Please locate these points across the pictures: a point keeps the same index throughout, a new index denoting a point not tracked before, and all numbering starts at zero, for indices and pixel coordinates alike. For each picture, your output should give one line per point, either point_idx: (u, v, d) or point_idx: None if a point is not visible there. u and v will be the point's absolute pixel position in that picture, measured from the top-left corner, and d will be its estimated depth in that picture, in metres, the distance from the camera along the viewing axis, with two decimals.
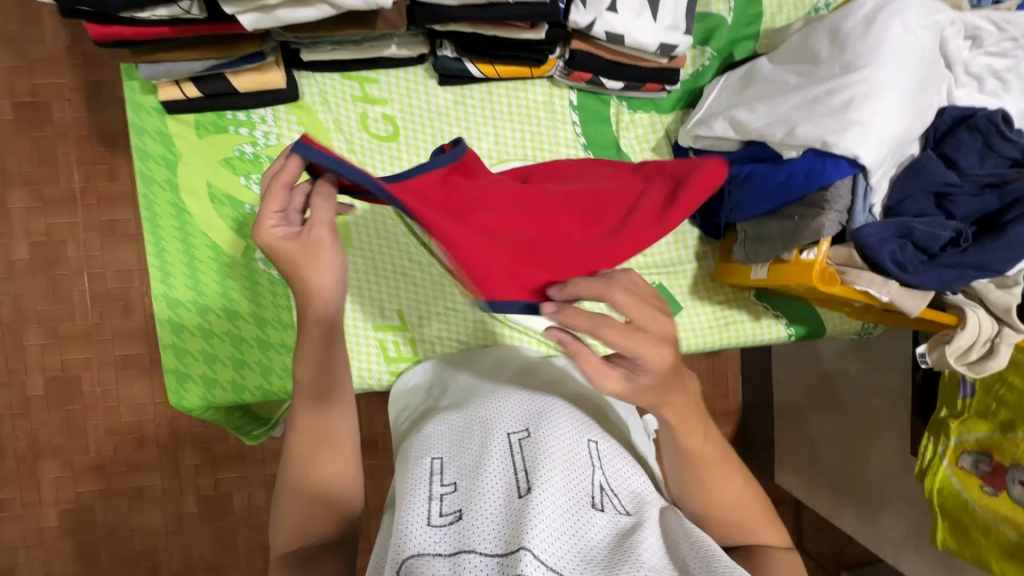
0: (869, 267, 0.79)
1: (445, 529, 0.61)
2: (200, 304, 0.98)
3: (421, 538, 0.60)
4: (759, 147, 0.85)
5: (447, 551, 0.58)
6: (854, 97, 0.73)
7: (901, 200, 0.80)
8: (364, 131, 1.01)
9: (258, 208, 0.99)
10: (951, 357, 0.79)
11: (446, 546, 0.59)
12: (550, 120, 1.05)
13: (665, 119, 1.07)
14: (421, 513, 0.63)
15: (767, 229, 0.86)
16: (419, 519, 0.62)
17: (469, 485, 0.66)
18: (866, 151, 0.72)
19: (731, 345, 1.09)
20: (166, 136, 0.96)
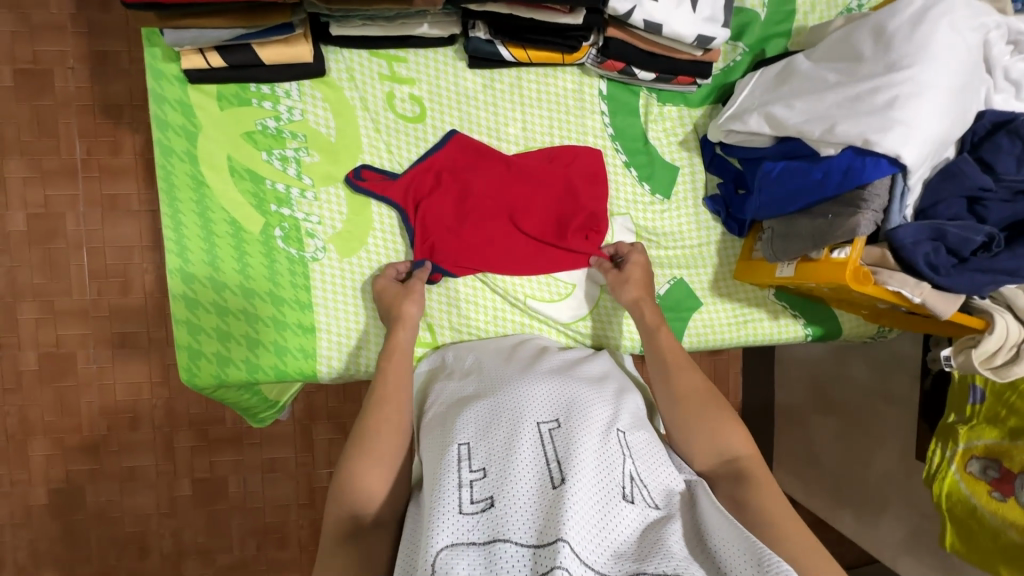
0: (901, 268, 0.79)
1: (477, 517, 0.60)
2: (216, 279, 0.96)
3: (454, 527, 0.59)
4: (794, 144, 0.85)
5: (481, 540, 0.58)
6: (898, 96, 0.73)
7: (934, 203, 0.80)
8: (390, 110, 0.99)
9: (279, 184, 0.97)
10: (977, 361, 0.80)
11: (479, 535, 0.59)
12: (579, 109, 1.04)
13: (693, 113, 1.07)
14: (453, 501, 0.62)
15: (798, 227, 0.85)
16: (451, 507, 0.61)
17: (499, 471, 0.65)
18: (908, 151, 0.72)
19: (749, 343, 1.09)
20: (186, 107, 0.94)
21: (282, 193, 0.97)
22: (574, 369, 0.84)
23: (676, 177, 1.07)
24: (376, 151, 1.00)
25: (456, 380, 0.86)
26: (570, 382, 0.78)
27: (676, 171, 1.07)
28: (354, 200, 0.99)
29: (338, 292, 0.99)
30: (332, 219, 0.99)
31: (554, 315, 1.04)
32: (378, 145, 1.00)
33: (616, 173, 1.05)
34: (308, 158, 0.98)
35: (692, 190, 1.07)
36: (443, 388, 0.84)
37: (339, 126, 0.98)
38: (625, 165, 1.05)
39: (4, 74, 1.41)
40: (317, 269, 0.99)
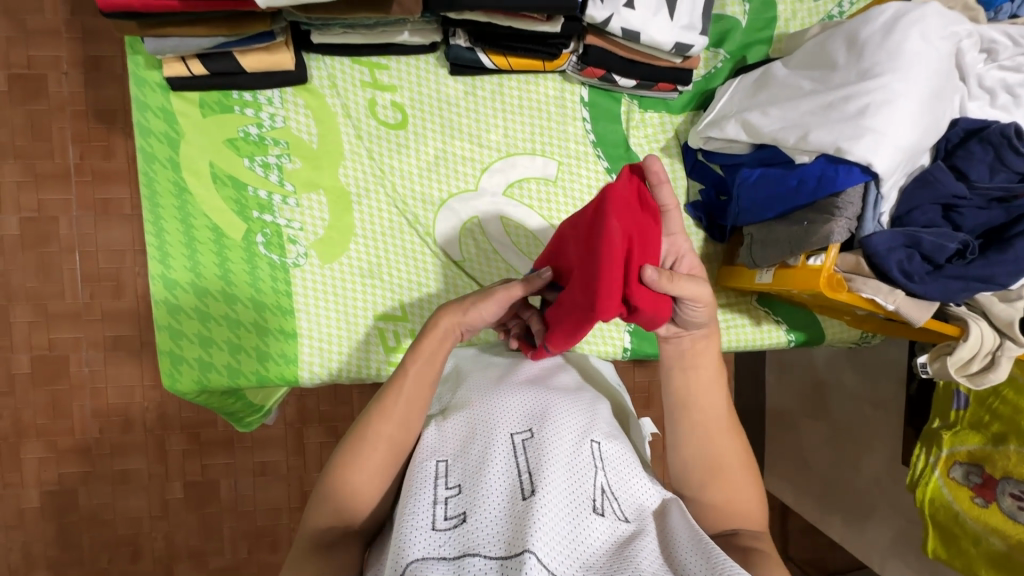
0: (875, 276, 0.79)
1: (449, 533, 0.60)
2: (198, 285, 0.97)
3: (425, 541, 0.59)
4: (770, 151, 0.86)
5: (451, 555, 0.58)
6: (869, 104, 0.73)
7: (909, 210, 0.80)
8: (372, 117, 1.00)
9: (261, 191, 0.98)
10: (952, 368, 0.80)
11: (450, 550, 0.58)
12: (560, 116, 1.04)
13: (675, 120, 1.07)
14: (425, 515, 0.62)
15: (774, 234, 0.86)
16: (423, 523, 0.61)
17: (473, 485, 0.64)
18: (880, 159, 0.72)
19: (732, 348, 1.10)
20: (169, 114, 0.94)
21: (264, 200, 0.98)
22: (551, 377, 0.84)
23: None
24: (358, 158, 1.00)
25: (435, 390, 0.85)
26: (545, 391, 0.78)
27: None
28: (336, 206, 1.00)
29: (320, 298, 1.00)
30: (314, 225, 1.00)
31: None
32: (360, 152, 1.00)
33: (598, 181, 1.06)
34: (290, 165, 0.98)
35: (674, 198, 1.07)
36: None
37: (321, 133, 0.99)
38: (606, 172, 1.06)
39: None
40: (298, 275, 0.99)
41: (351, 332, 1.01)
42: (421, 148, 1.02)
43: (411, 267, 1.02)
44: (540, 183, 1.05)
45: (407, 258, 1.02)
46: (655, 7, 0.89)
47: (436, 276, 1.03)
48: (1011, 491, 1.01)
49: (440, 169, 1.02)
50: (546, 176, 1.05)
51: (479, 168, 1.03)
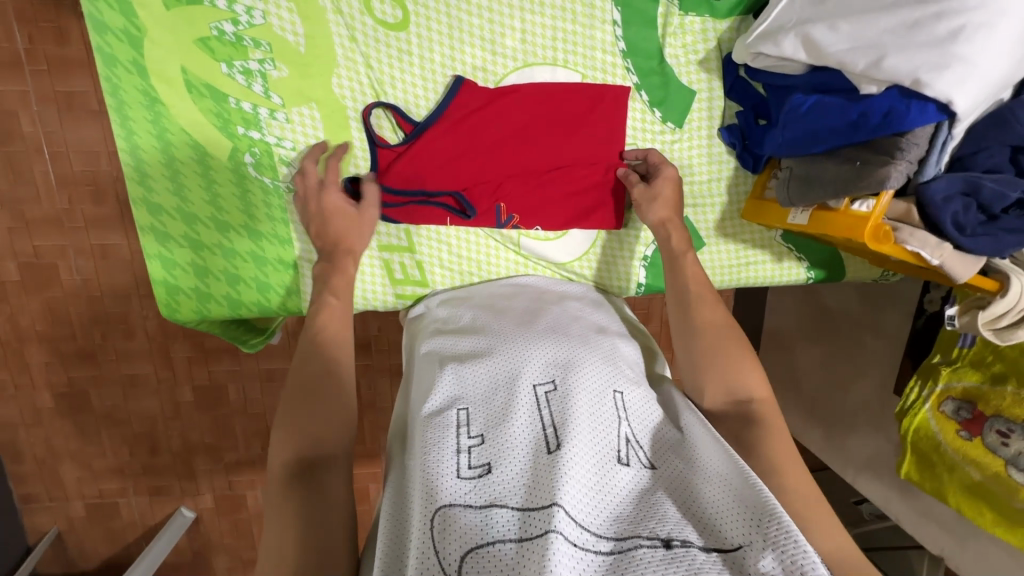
0: (922, 225, 0.73)
1: (475, 482, 0.61)
2: (185, 211, 0.89)
3: (449, 488, 0.60)
4: (831, 75, 0.75)
5: (478, 503, 0.58)
6: (965, 26, 0.61)
7: (975, 151, 0.73)
8: (368, 15, 0.85)
9: (245, 103, 0.86)
10: (981, 323, 0.78)
11: (477, 499, 0.59)
12: (587, 17, 0.89)
13: (719, 27, 0.92)
14: (450, 465, 0.62)
15: (821, 171, 0.79)
16: (449, 472, 0.61)
17: (497, 435, 0.65)
18: (964, 96, 0.62)
19: (749, 284, 1.07)
20: (125, 5, 0.79)
21: (249, 113, 0.86)
22: (570, 326, 0.84)
23: (692, 101, 0.96)
24: (353, 66, 0.87)
25: (446, 336, 0.85)
26: (568, 344, 0.79)
27: (692, 95, 0.95)
28: (331, 123, 0.89)
29: None
30: (307, 144, 0.89)
31: (550, 255, 1.00)
32: (355, 58, 0.87)
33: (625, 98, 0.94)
34: (275, 72, 0.85)
35: (707, 119, 0.97)
36: (434, 347, 0.82)
37: (309, 33, 0.84)
38: (636, 89, 0.94)
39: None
40: (294, 200, 0.91)
41: (356, 265, 0.95)
42: (424, 54, 0.88)
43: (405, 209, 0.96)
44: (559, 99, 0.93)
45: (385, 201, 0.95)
46: None
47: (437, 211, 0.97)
48: (998, 428, 1.04)
49: (449, 83, 0.90)
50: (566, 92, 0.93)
51: (492, 83, 0.91)
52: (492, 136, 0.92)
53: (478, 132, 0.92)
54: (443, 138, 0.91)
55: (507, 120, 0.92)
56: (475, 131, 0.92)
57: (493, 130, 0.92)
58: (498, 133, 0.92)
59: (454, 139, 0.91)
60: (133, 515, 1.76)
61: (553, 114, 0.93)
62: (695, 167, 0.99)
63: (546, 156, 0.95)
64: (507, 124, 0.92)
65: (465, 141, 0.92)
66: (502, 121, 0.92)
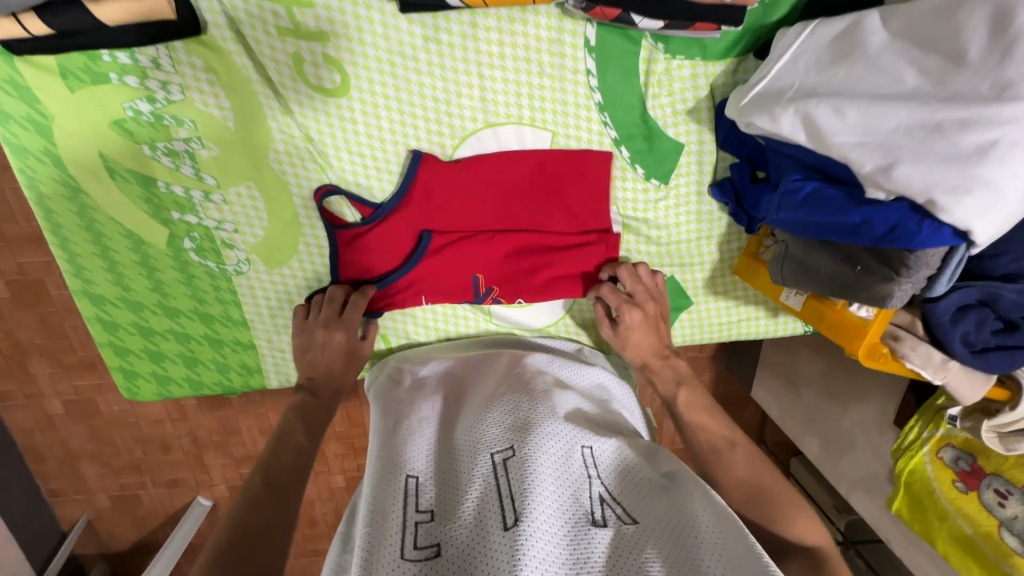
0: (928, 336, 0.65)
1: (423, 565, 0.58)
2: (129, 300, 0.84)
3: (395, 573, 0.57)
4: (834, 162, 0.63)
5: None
6: (998, 142, 0.50)
7: (998, 253, 0.62)
8: (302, 81, 0.74)
9: (175, 187, 0.78)
10: (986, 429, 0.71)
11: None
12: (557, 69, 0.77)
13: (711, 71, 0.79)
14: (395, 545, 0.60)
15: (817, 264, 0.69)
16: (394, 552, 0.59)
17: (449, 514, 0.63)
18: (985, 226, 0.52)
19: (739, 338, 1.00)
20: (23, 89, 0.70)
21: (182, 197, 0.78)
22: (536, 379, 0.83)
23: (679, 156, 0.84)
24: (291, 139, 0.77)
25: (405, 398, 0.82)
26: (529, 401, 0.77)
27: (679, 150, 0.83)
28: (273, 202, 0.81)
29: (275, 306, 0.87)
30: (250, 226, 0.81)
31: (522, 321, 0.94)
32: (293, 130, 0.77)
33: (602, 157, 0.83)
34: (204, 151, 0.76)
35: (696, 174, 0.86)
36: (388, 415, 0.79)
37: (236, 107, 0.74)
38: (614, 145, 0.83)
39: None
40: (243, 282, 0.85)
41: None
42: (371, 120, 0.77)
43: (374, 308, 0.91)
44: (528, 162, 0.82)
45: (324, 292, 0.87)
46: None
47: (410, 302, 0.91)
48: (996, 487, 1.00)
49: (399, 150, 0.80)
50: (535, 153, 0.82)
51: (450, 149, 0.81)
52: (483, 186, 0.83)
53: (465, 183, 0.82)
54: (423, 192, 0.82)
55: (494, 170, 0.82)
56: (459, 183, 0.82)
57: (480, 179, 0.82)
58: (487, 185, 0.83)
59: (440, 192, 0.82)
60: (155, 505, 1.56)
61: (526, 182, 0.84)
62: (682, 223, 0.89)
63: (539, 210, 0.86)
64: (496, 175, 0.83)
65: (452, 194, 0.83)
66: (491, 171, 0.82)
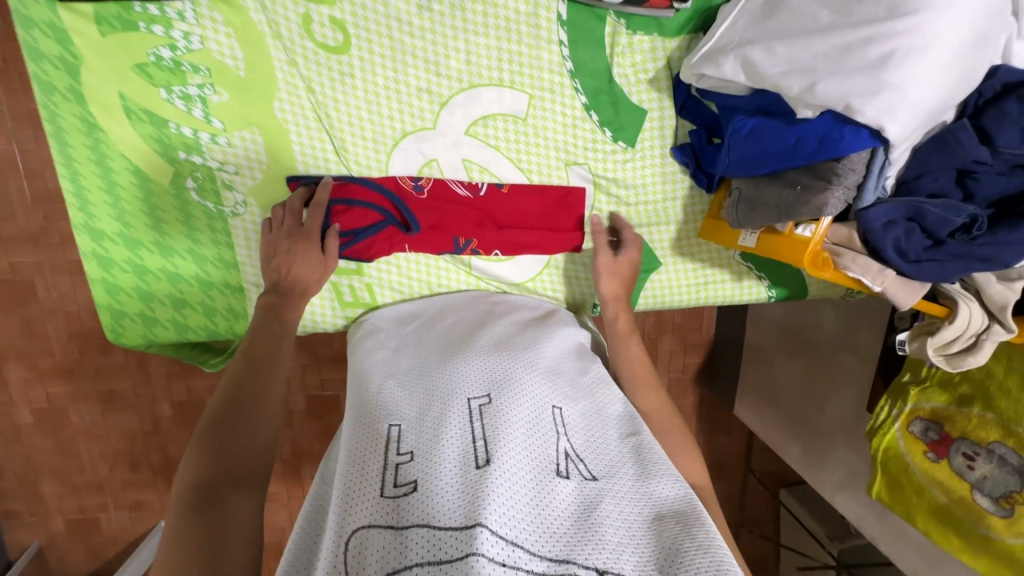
0: (867, 251, 0.71)
1: (399, 499, 0.60)
2: (127, 236, 0.88)
3: (373, 509, 0.59)
4: (771, 98, 0.73)
5: (400, 522, 0.58)
6: (893, 52, 0.60)
7: (918, 175, 0.71)
8: (308, 38, 0.84)
9: (185, 128, 0.85)
10: (930, 349, 0.76)
11: (400, 517, 0.58)
12: (533, 38, 0.88)
13: (668, 46, 0.91)
14: (374, 483, 0.62)
15: (763, 195, 0.77)
16: (372, 489, 0.61)
17: (427, 454, 0.65)
18: (895, 122, 0.60)
19: (708, 303, 1.05)
20: (61, 32, 0.79)
21: (190, 138, 0.86)
22: (515, 339, 0.85)
23: (643, 122, 0.94)
24: (295, 90, 0.86)
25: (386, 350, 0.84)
26: (508, 358, 0.80)
27: (643, 115, 0.93)
28: (274, 148, 0.88)
29: None
30: (250, 168, 0.88)
31: (502, 275, 0.99)
32: (297, 82, 0.86)
33: (575, 120, 0.93)
34: (215, 97, 0.84)
35: (659, 138, 0.95)
36: (370, 367, 0.80)
37: (249, 58, 0.84)
38: (585, 109, 0.93)
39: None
40: (239, 224, 0.90)
41: None
42: (368, 77, 0.87)
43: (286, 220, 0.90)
44: (508, 121, 0.92)
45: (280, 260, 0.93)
46: None
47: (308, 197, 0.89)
48: (965, 450, 1.02)
49: (391, 105, 0.89)
50: (515, 113, 0.92)
51: (438, 104, 0.90)
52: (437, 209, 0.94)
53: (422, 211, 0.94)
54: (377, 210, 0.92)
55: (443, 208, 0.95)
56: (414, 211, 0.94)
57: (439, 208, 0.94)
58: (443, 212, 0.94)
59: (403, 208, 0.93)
60: None
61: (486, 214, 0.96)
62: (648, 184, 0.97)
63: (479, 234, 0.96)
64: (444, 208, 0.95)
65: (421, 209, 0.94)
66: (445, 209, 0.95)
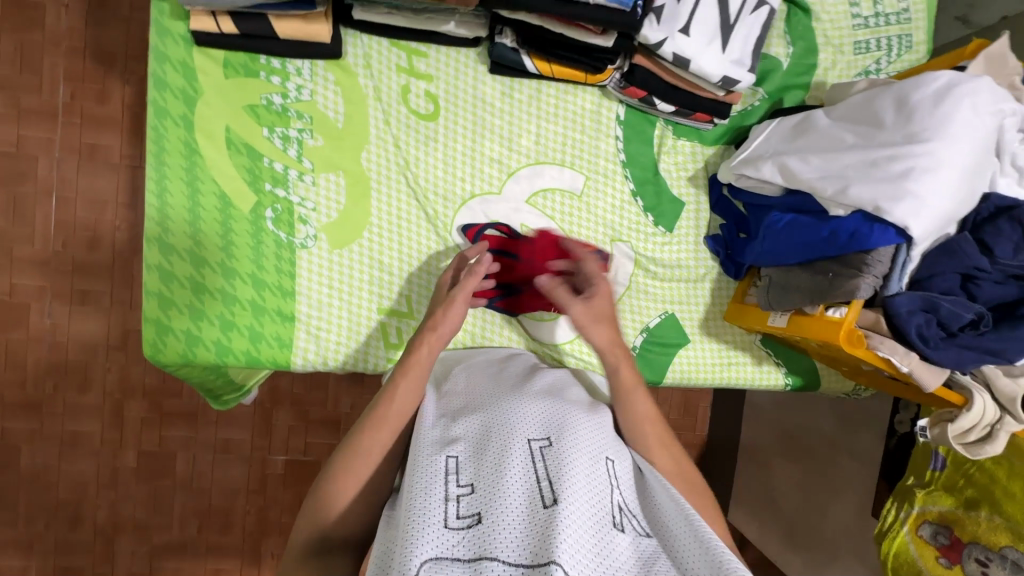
0: (889, 334, 0.80)
1: (464, 533, 0.58)
2: (196, 254, 0.91)
3: (439, 542, 0.57)
4: (804, 199, 0.86)
5: (467, 557, 0.56)
6: (913, 169, 0.73)
7: (930, 275, 0.82)
8: (404, 104, 0.96)
9: (277, 164, 0.93)
10: (951, 436, 0.81)
11: (465, 552, 0.56)
12: (594, 131, 1.02)
13: (705, 151, 1.06)
14: (438, 513, 0.60)
15: (796, 280, 0.87)
16: (436, 519, 0.59)
17: (490, 486, 0.63)
18: (916, 223, 0.73)
19: (730, 385, 1.10)
20: (189, 70, 0.89)
21: (279, 173, 0.93)
22: (565, 390, 0.85)
23: (681, 212, 1.06)
24: (383, 144, 0.96)
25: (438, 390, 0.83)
26: (563, 404, 0.79)
27: (681, 206, 1.06)
28: (354, 192, 0.96)
29: (325, 285, 0.96)
30: (328, 207, 0.95)
31: (540, 335, 1.02)
32: (386, 138, 0.96)
33: (622, 202, 1.05)
34: (311, 141, 0.94)
35: (695, 227, 1.07)
36: (423, 401, 0.79)
37: (348, 113, 0.95)
38: (632, 195, 1.05)
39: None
40: (305, 256, 0.95)
41: (353, 326, 0.97)
42: (450, 144, 0.98)
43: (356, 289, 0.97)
44: (565, 196, 1.03)
45: (341, 317, 0.96)
46: (710, 37, 0.87)
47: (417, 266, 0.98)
48: (976, 556, 1.03)
49: (464, 168, 0.99)
50: (572, 189, 1.03)
51: (505, 173, 1.00)
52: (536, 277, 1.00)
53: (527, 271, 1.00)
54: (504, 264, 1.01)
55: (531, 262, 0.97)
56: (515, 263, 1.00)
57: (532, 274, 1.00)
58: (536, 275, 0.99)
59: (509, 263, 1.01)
60: None
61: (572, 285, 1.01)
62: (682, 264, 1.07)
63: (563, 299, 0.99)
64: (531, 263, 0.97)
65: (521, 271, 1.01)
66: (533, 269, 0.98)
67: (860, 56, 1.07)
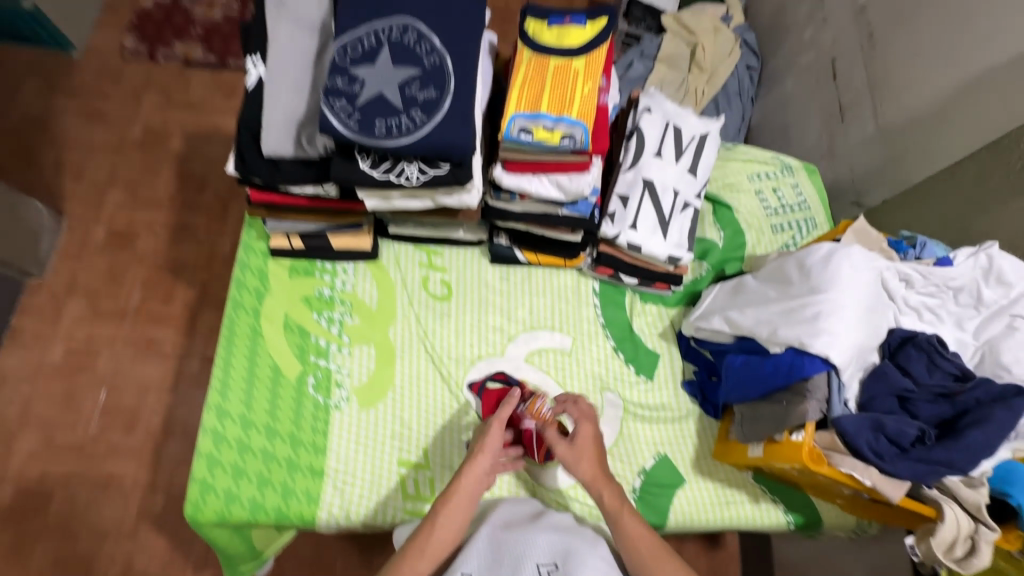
0: (850, 453, 0.91)
1: None
2: (246, 417, 1.07)
3: None
4: (748, 342, 1.05)
5: None
6: (820, 312, 0.94)
7: (870, 398, 0.97)
8: (424, 289, 1.23)
9: (323, 339, 1.15)
10: (938, 550, 0.86)
11: None
12: (576, 301, 1.27)
13: (670, 311, 1.29)
14: None
15: (762, 410, 1.01)
16: None
17: None
18: (834, 352, 0.91)
19: (733, 525, 1.15)
20: (263, 274, 1.18)
21: (322, 347, 1.15)
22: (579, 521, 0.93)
23: (657, 363, 1.24)
24: (407, 320, 1.20)
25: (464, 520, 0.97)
26: (575, 534, 0.87)
27: (657, 357, 1.25)
28: (381, 359, 1.16)
29: (354, 442, 1.09)
30: (359, 372, 1.14)
31: (545, 480, 1.12)
32: (409, 315, 1.20)
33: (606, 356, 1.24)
34: (350, 320, 1.18)
35: (672, 374, 1.24)
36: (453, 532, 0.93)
37: (380, 298, 1.21)
38: (614, 350, 1.25)
39: (98, 234, 1.66)
40: (337, 415, 1.10)
41: (375, 479, 1.07)
42: (461, 317, 1.22)
43: (386, 442, 1.10)
44: (557, 354, 1.23)
45: (367, 470, 1.08)
46: (653, 229, 1.17)
47: (437, 420, 1.14)
48: None
49: (473, 335, 1.21)
50: (562, 348, 1.23)
51: (506, 338, 1.22)
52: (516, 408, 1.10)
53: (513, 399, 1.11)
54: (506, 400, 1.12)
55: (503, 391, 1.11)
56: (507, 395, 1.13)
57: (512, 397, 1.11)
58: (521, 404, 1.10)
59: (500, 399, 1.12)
60: None
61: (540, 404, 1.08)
62: (665, 407, 1.21)
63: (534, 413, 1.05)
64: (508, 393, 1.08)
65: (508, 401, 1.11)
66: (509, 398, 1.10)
67: (776, 234, 1.39)
